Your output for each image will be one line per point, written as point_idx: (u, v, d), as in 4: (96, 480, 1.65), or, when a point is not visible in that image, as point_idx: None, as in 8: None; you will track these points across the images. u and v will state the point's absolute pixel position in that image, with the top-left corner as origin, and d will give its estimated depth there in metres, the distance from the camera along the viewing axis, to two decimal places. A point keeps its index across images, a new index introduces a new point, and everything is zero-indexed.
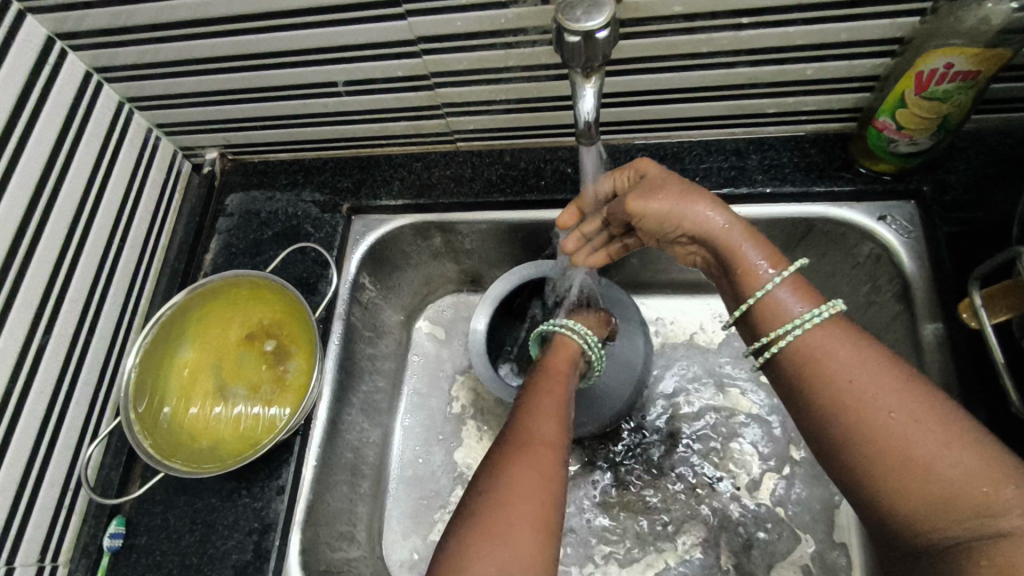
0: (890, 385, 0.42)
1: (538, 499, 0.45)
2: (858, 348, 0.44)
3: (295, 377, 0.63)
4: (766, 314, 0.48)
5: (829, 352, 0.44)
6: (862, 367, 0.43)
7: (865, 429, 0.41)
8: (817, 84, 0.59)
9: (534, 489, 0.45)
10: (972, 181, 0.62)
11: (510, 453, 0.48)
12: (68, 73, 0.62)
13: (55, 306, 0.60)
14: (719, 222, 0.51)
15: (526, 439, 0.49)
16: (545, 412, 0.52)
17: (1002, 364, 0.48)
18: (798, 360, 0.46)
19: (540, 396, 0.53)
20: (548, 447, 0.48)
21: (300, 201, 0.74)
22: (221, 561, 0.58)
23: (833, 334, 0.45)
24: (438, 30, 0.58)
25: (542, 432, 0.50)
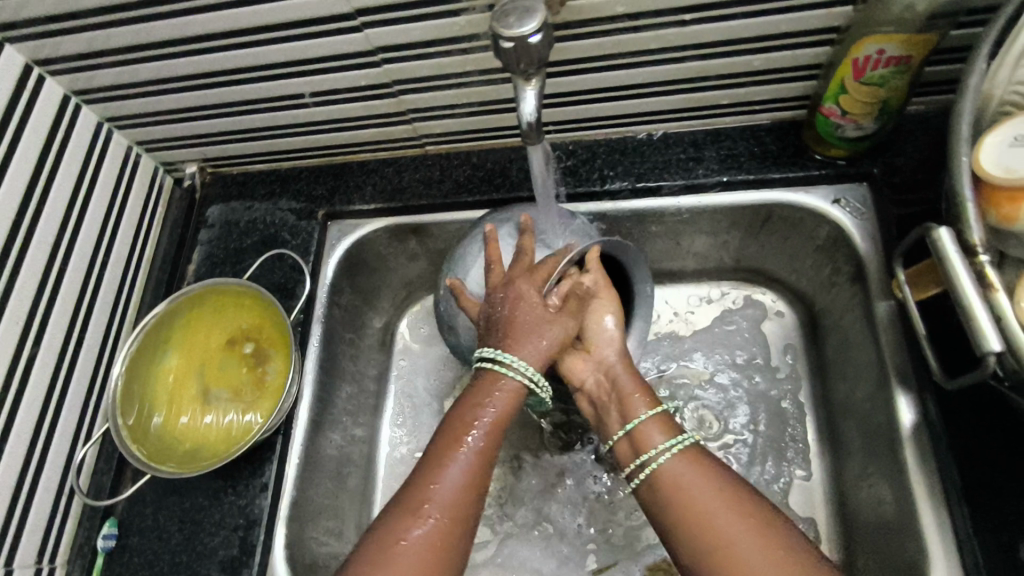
0: (739, 515, 0.47)
1: (428, 567, 0.46)
2: (715, 476, 0.49)
3: (274, 379, 0.66)
4: (639, 436, 0.53)
5: (688, 482, 0.49)
6: (718, 497, 0.48)
7: (716, 554, 0.46)
8: (765, 74, 0.61)
9: (425, 562, 0.46)
10: (921, 162, 0.63)
11: (411, 518, 0.47)
12: (48, 98, 0.65)
13: (43, 319, 0.63)
14: (617, 367, 0.58)
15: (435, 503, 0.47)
16: (463, 467, 0.49)
17: (925, 337, 0.51)
18: (661, 490, 0.50)
19: (460, 442, 0.50)
20: (448, 500, 0.48)
21: (277, 210, 0.77)
22: (208, 558, 0.61)
23: (691, 468, 0.50)
24: (397, 39, 0.60)
25: (454, 491, 0.48)
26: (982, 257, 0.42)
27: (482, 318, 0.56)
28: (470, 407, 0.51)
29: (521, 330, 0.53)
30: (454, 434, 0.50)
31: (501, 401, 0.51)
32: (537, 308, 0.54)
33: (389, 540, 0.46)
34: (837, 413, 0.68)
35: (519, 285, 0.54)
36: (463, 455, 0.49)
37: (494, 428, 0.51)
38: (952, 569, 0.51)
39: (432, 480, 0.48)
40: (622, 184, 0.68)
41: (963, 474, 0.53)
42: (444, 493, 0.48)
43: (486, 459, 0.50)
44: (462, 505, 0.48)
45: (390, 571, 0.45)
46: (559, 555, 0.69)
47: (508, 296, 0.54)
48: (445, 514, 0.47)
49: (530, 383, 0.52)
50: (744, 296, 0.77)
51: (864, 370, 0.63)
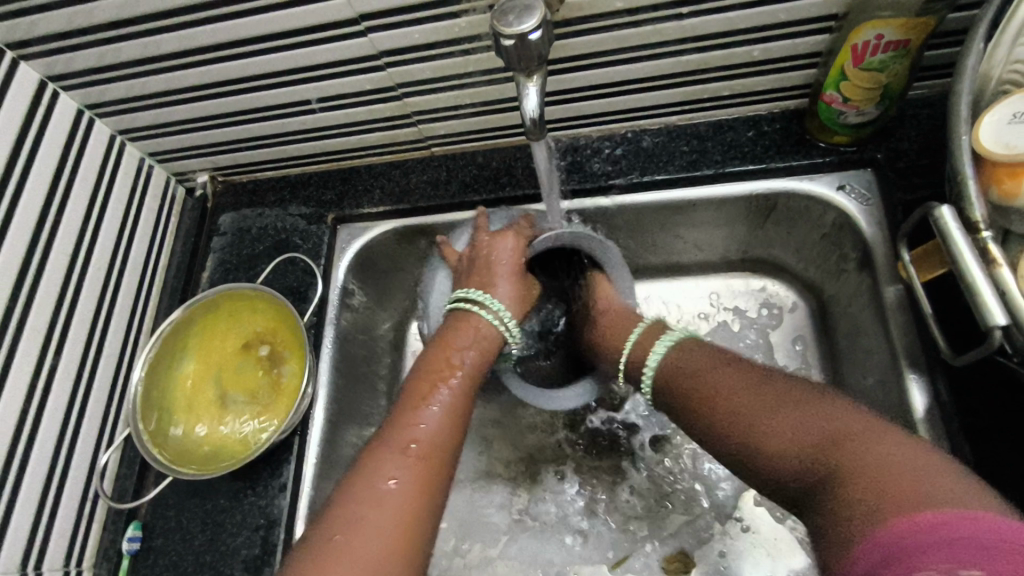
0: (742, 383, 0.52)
1: (406, 502, 0.47)
2: (729, 363, 0.55)
3: (290, 380, 0.67)
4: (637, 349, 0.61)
5: (698, 363, 0.56)
6: (728, 373, 0.54)
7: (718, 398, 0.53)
8: (764, 64, 0.62)
9: (404, 493, 0.47)
10: (924, 146, 0.64)
11: (389, 452, 0.49)
12: (62, 113, 0.67)
13: (63, 328, 0.64)
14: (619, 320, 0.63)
15: (413, 439, 0.50)
16: (436, 403, 0.53)
17: (931, 316, 0.51)
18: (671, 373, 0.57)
19: (437, 380, 0.54)
20: (422, 436, 0.50)
21: (287, 215, 0.78)
22: (231, 557, 0.62)
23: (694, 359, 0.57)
24: (400, 43, 0.61)
25: (430, 430, 0.51)
26: (985, 233, 0.42)
27: (462, 264, 0.64)
28: (444, 349, 0.56)
29: (494, 275, 0.61)
30: (427, 375, 0.55)
31: (474, 343, 0.57)
32: (508, 259, 0.62)
33: (367, 476, 0.48)
34: (850, 399, 0.68)
35: (503, 238, 0.63)
36: (437, 394, 0.53)
37: (467, 372, 0.56)
38: None
39: (410, 418, 0.51)
40: (626, 179, 0.69)
41: (978, 456, 0.53)
42: (419, 429, 0.51)
43: (460, 402, 0.54)
44: (438, 440, 0.51)
45: (370, 505, 0.46)
46: (577, 549, 0.69)
47: (489, 246, 0.63)
48: (421, 448, 0.50)
49: (501, 326, 0.59)
50: (752, 287, 0.78)
51: (875, 355, 0.63)
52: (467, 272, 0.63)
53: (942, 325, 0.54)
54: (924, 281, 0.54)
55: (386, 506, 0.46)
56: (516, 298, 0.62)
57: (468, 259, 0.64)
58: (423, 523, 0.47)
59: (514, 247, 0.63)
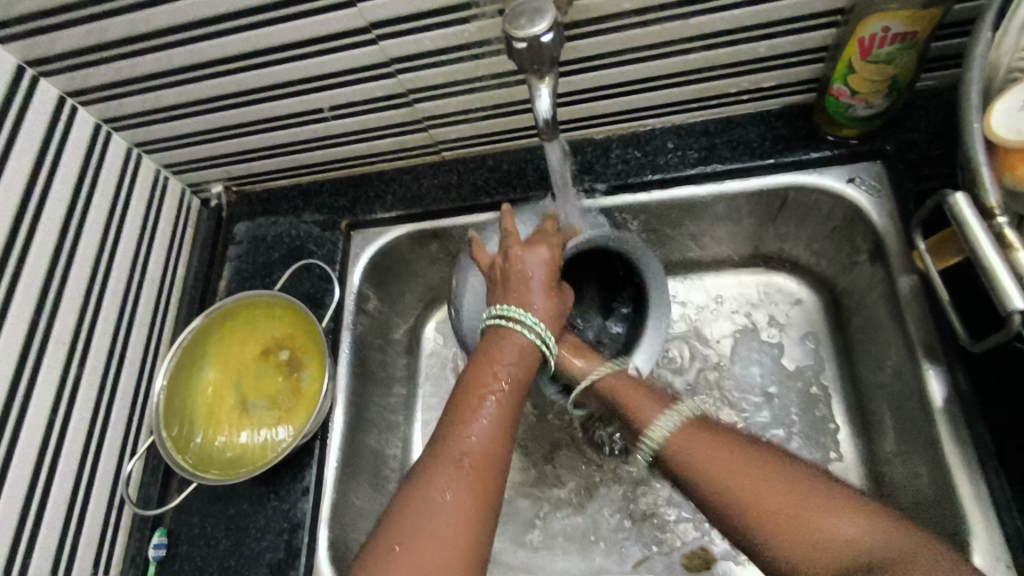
0: (754, 476, 0.47)
1: (467, 519, 0.46)
2: (723, 433, 0.51)
3: (309, 385, 0.68)
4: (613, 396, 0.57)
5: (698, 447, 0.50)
6: (712, 452, 0.50)
7: (723, 493, 0.48)
8: (771, 60, 0.62)
9: (465, 508, 0.46)
10: (934, 136, 0.64)
11: (444, 466, 0.48)
12: (80, 127, 0.68)
13: (87, 338, 0.66)
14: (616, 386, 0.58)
15: (467, 453, 0.49)
16: (487, 417, 0.51)
17: (949, 303, 0.51)
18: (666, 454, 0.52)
19: (485, 392, 0.52)
20: (476, 450, 0.49)
21: (301, 222, 0.79)
22: (256, 561, 0.62)
23: (690, 434, 0.51)
24: (410, 49, 0.62)
25: (483, 443, 0.49)
26: (1000, 219, 0.42)
27: (495, 273, 0.59)
28: (490, 356, 0.54)
29: (534, 294, 0.56)
30: (472, 386, 0.52)
31: (515, 357, 0.54)
32: (540, 270, 0.57)
33: (425, 491, 0.47)
34: (866, 390, 0.69)
35: (537, 249, 0.58)
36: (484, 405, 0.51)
37: (517, 384, 0.53)
38: (994, 534, 0.50)
39: (461, 431, 0.50)
40: (638, 177, 0.69)
41: (997, 442, 0.53)
42: (472, 442, 0.49)
43: (511, 413, 0.52)
44: (492, 450, 0.49)
45: (431, 521, 0.45)
46: (597, 545, 0.69)
47: (521, 259, 0.57)
48: (476, 461, 0.48)
49: (541, 343, 0.55)
50: (763, 281, 0.78)
51: (890, 346, 0.63)
52: (499, 287, 0.57)
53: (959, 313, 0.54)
54: (940, 269, 0.54)
55: (446, 526, 0.45)
56: (557, 315, 0.57)
57: (501, 269, 0.58)
58: (485, 538, 0.46)
59: (550, 260, 0.58)
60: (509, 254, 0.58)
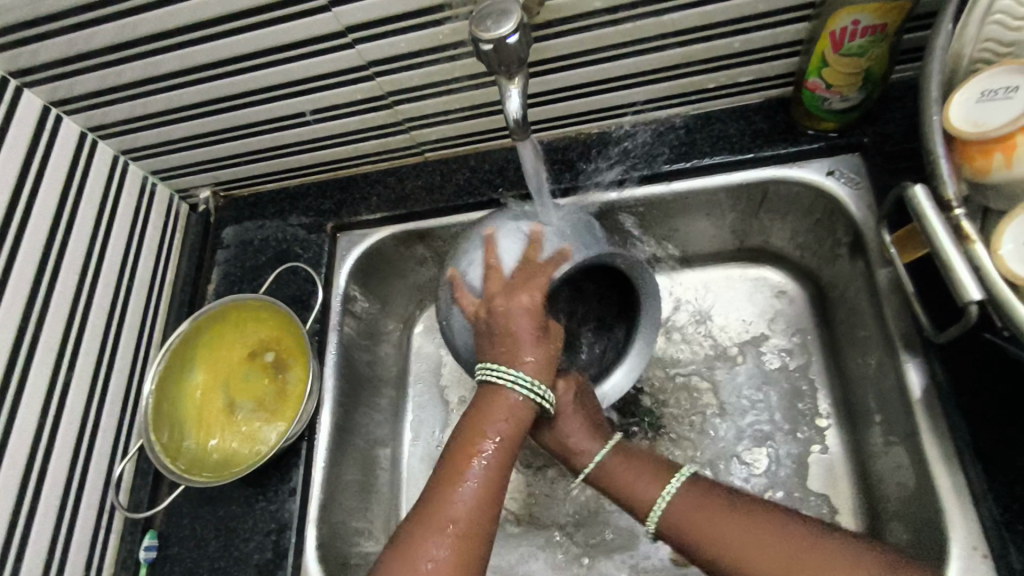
0: (762, 532, 0.51)
1: None
2: (716, 498, 0.54)
3: (294, 387, 0.68)
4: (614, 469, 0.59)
5: (707, 507, 0.54)
6: (719, 516, 0.53)
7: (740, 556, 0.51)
8: (747, 54, 0.63)
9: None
10: (911, 127, 0.64)
11: (427, 534, 0.49)
12: (65, 136, 0.69)
13: (75, 344, 0.66)
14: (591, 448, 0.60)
15: (451, 519, 0.50)
16: (473, 482, 0.52)
17: (915, 295, 0.52)
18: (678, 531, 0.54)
19: (472, 456, 0.53)
20: (461, 517, 0.50)
21: (287, 226, 0.79)
22: (244, 562, 0.63)
23: (692, 500, 0.55)
24: (386, 53, 0.63)
25: (467, 509, 0.51)
26: (958, 210, 0.43)
27: (480, 324, 0.57)
28: (480, 418, 0.54)
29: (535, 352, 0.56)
30: (461, 449, 0.54)
31: (502, 414, 0.54)
32: (528, 318, 0.55)
33: (406, 558, 0.49)
34: (850, 382, 0.69)
35: (522, 299, 0.56)
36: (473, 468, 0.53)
37: (505, 449, 0.54)
38: (971, 523, 0.51)
39: (447, 496, 0.51)
40: (618, 174, 0.70)
41: (974, 433, 0.53)
42: (457, 508, 0.51)
43: (497, 476, 0.53)
44: (478, 516, 0.51)
45: None
46: (585, 540, 0.70)
47: (511, 312, 0.55)
48: (460, 528, 0.50)
49: (538, 399, 0.55)
50: (748, 275, 0.78)
51: (872, 338, 0.64)
52: (493, 340, 0.56)
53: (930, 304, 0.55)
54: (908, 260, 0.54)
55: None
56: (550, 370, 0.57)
57: (487, 323, 0.57)
58: None
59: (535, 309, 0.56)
60: (504, 305, 0.56)
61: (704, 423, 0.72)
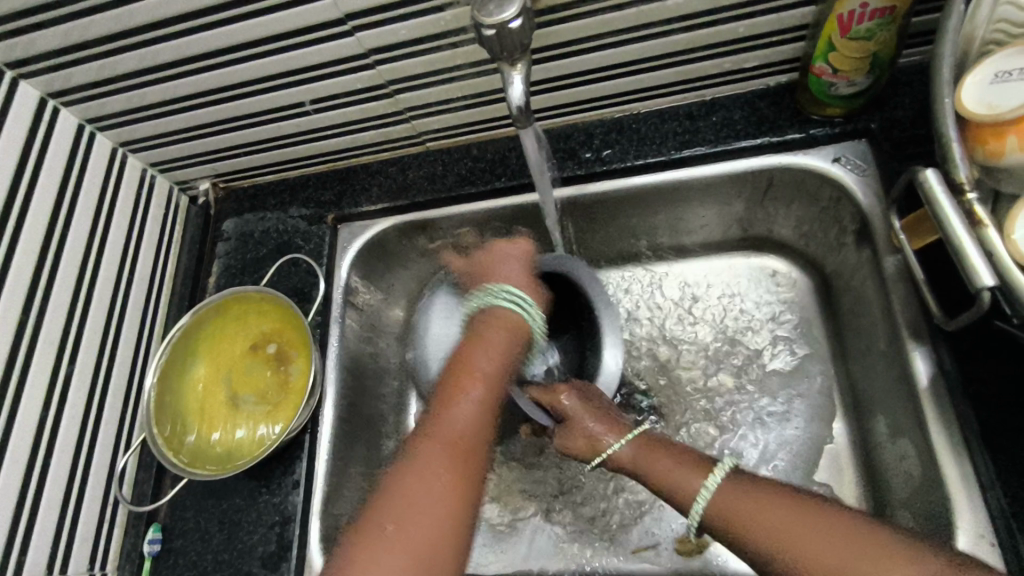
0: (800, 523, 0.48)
1: (455, 500, 0.47)
2: (765, 492, 0.51)
3: (297, 379, 0.68)
4: (644, 457, 0.58)
5: (747, 503, 0.51)
6: (762, 509, 0.50)
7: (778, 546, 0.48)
8: (752, 40, 0.62)
9: (448, 483, 0.48)
10: (919, 113, 0.63)
11: (432, 448, 0.49)
12: (63, 128, 0.68)
13: (76, 338, 0.66)
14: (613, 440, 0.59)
15: (454, 433, 0.50)
16: (472, 399, 0.52)
17: (925, 282, 0.51)
18: (718, 520, 0.52)
19: (470, 373, 0.53)
20: (463, 432, 0.50)
21: (288, 217, 0.79)
22: (248, 555, 0.63)
23: (734, 496, 0.52)
24: (386, 40, 0.62)
25: (467, 424, 0.51)
26: (970, 195, 0.43)
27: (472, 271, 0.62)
28: (476, 338, 0.55)
29: (528, 287, 0.59)
30: (460, 364, 0.54)
31: (502, 334, 0.55)
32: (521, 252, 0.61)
33: (413, 472, 0.48)
34: (855, 370, 0.68)
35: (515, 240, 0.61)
36: (474, 384, 0.53)
37: (501, 368, 0.54)
38: (978, 511, 0.50)
39: (447, 412, 0.51)
40: (621, 162, 0.69)
41: (982, 421, 0.52)
42: (458, 423, 0.51)
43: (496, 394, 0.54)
44: (477, 431, 0.51)
45: (419, 501, 0.46)
46: (589, 531, 0.70)
47: (499, 247, 0.61)
48: (463, 440, 0.50)
49: (522, 311, 0.57)
50: (753, 264, 0.78)
51: (878, 327, 0.63)
52: (479, 273, 0.61)
53: (938, 291, 0.54)
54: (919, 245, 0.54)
55: (431, 504, 0.46)
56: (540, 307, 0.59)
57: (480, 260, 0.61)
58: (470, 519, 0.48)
59: (526, 249, 0.61)
60: (493, 244, 0.61)
61: (707, 413, 0.72)
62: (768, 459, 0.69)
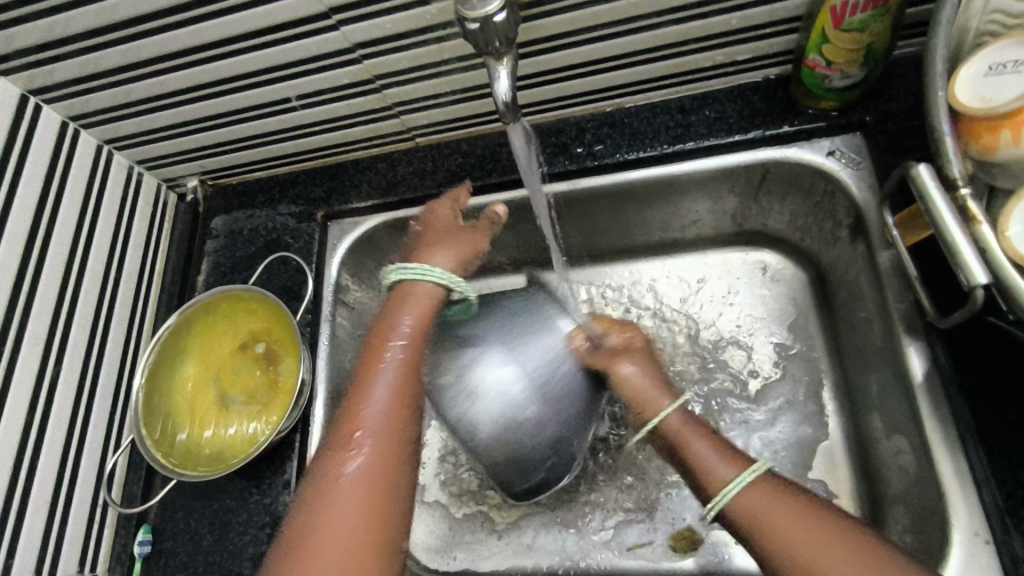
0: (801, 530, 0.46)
1: (372, 491, 0.46)
2: (781, 495, 0.48)
3: (286, 379, 0.67)
4: (683, 432, 0.54)
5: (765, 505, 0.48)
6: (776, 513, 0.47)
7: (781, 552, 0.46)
8: (744, 31, 0.61)
9: (373, 461, 0.47)
10: (914, 105, 0.62)
11: (345, 443, 0.48)
12: (46, 125, 0.67)
13: (62, 338, 0.65)
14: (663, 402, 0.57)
15: (366, 424, 0.49)
16: (383, 386, 0.51)
17: (917, 279, 0.51)
18: (744, 523, 0.48)
19: (379, 362, 0.52)
20: (375, 420, 0.49)
21: (277, 215, 0.78)
22: (239, 556, 0.63)
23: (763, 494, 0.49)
24: (373, 34, 0.61)
25: (379, 412, 0.50)
26: (963, 190, 0.42)
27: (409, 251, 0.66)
28: (383, 327, 0.54)
29: (447, 237, 0.60)
30: (375, 348, 0.54)
31: (405, 316, 0.55)
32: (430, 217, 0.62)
33: (328, 472, 0.47)
34: (850, 365, 0.68)
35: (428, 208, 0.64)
36: (382, 371, 0.52)
37: (408, 349, 0.53)
38: (972, 508, 0.50)
39: (360, 404, 0.50)
40: (613, 157, 0.68)
41: (976, 416, 0.52)
42: (370, 413, 0.49)
43: (408, 376, 0.52)
44: (392, 416, 0.50)
45: (334, 501, 0.45)
46: (583, 528, 0.69)
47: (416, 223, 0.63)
48: (378, 430, 0.49)
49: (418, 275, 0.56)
50: (747, 259, 0.77)
51: (873, 322, 0.62)
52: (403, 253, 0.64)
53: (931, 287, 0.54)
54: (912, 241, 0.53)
55: (353, 489, 0.46)
56: (460, 253, 0.59)
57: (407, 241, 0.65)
58: (395, 509, 0.47)
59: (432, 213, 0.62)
60: (420, 217, 0.64)
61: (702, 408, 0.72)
62: (763, 455, 0.69)
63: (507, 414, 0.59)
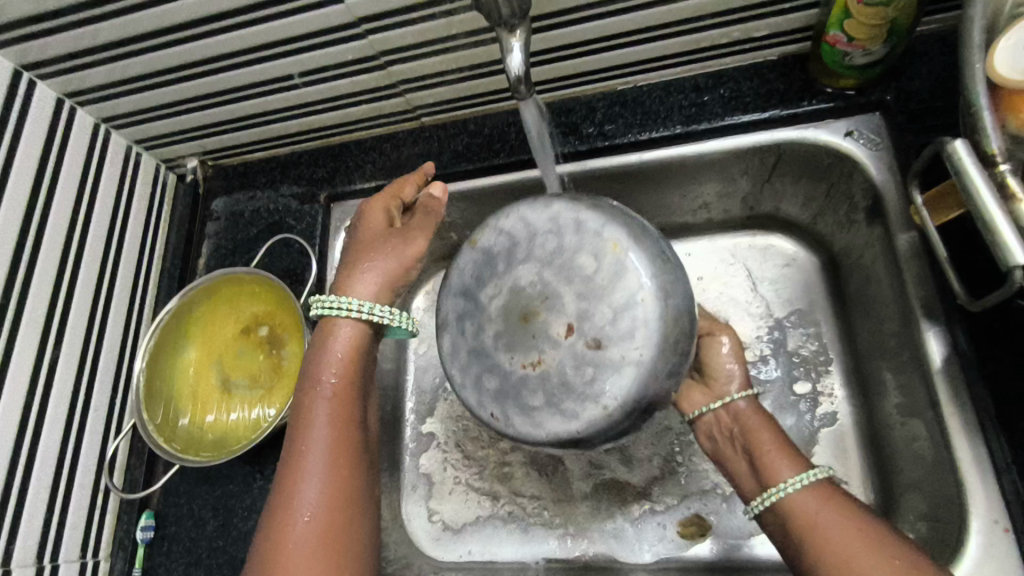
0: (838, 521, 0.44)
1: (328, 527, 0.49)
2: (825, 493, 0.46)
3: (290, 364, 0.66)
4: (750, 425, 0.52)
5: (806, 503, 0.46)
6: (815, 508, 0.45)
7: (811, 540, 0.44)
8: (763, 6, 0.59)
9: (316, 536, 0.48)
10: (937, 84, 0.60)
11: (295, 484, 0.49)
12: (41, 102, 0.65)
13: (61, 322, 0.64)
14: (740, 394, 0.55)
15: (313, 462, 0.50)
16: (324, 421, 0.52)
17: (946, 260, 0.49)
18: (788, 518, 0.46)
19: (317, 396, 0.53)
20: (322, 456, 0.51)
21: (279, 196, 0.76)
22: (243, 542, 0.62)
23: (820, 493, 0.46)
24: (379, 8, 0.59)
25: (325, 447, 0.51)
26: (1003, 167, 0.41)
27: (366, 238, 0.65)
28: (315, 360, 0.54)
29: (376, 248, 0.58)
30: (306, 398, 0.53)
31: (332, 348, 0.54)
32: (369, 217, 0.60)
33: (282, 515, 0.49)
34: (864, 351, 0.67)
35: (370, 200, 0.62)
36: (321, 406, 0.52)
37: (342, 380, 0.54)
38: (993, 496, 0.49)
39: (304, 442, 0.51)
40: (624, 137, 0.66)
41: (998, 403, 0.51)
42: (316, 450, 0.51)
43: (348, 406, 0.53)
44: (338, 450, 0.51)
45: (293, 544, 0.47)
46: (591, 514, 0.68)
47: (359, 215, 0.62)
48: (327, 467, 0.50)
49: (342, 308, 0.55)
50: (759, 243, 0.75)
51: (889, 306, 0.61)
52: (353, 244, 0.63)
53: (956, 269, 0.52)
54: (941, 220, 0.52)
55: (308, 531, 0.48)
56: (388, 282, 0.57)
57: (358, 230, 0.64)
58: (352, 539, 0.50)
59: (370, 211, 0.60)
60: (356, 219, 0.62)
61: None
62: None
63: (577, 378, 0.48)
